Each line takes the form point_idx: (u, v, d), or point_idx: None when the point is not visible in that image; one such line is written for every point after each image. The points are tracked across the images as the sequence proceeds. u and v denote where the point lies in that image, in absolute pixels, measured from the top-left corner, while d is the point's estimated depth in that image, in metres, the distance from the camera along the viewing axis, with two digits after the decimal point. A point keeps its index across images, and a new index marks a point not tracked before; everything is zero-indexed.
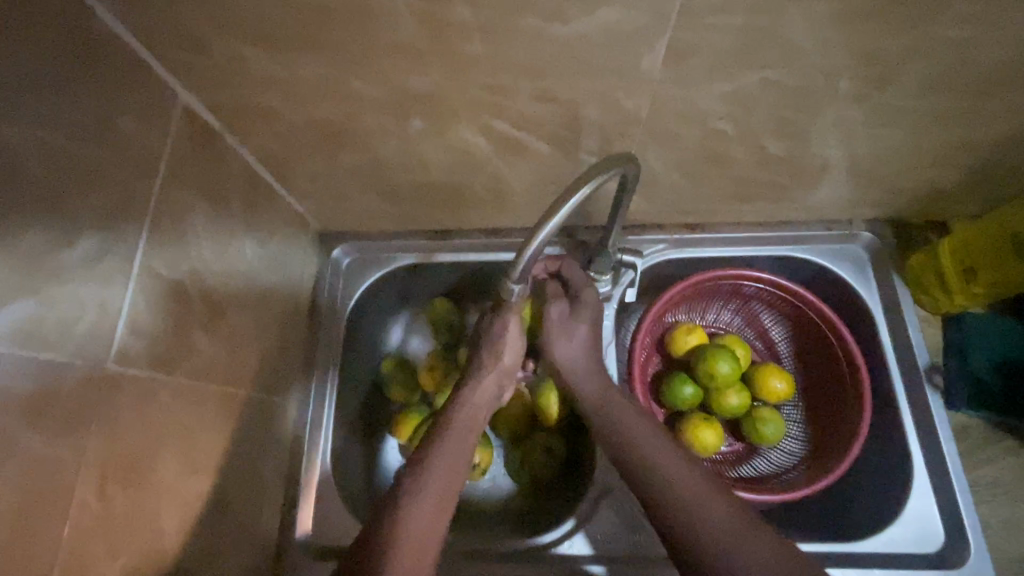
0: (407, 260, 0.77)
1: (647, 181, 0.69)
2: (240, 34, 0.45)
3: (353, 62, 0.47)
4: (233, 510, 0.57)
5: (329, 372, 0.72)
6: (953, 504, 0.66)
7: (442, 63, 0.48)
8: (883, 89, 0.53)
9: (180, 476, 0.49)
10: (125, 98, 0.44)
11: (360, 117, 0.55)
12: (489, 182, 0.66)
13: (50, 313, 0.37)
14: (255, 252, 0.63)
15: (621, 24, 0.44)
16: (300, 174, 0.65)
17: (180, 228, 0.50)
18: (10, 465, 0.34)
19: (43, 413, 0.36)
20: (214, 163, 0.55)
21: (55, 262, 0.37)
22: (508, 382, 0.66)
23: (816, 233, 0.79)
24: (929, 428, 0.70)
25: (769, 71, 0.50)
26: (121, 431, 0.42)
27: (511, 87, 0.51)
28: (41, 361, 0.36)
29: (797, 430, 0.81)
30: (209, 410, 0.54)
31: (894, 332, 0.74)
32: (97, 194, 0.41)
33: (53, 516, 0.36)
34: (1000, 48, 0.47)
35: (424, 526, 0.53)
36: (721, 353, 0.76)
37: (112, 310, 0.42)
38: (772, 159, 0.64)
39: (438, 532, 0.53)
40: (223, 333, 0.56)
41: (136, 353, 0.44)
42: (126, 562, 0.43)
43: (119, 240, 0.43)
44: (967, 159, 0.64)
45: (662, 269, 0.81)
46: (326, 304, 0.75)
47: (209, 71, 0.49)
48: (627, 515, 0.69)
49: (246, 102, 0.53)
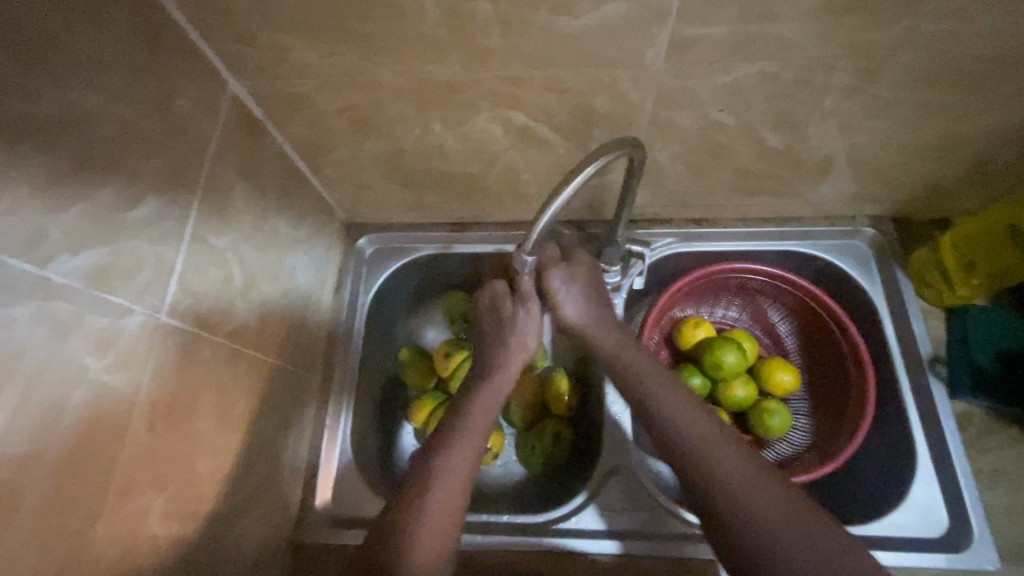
0: (427, 249, 0.82)
1: (654, 174, 0.73)
2: (284, 26, 0.50)
3: (384, 53, 0.53)
4: (261, 472, 0.61)
5: (350, 350, 0.76)
6: (956, 491, 0.67)
7: (463, 55, 0.53)
8: (874, 83, 0.56)
9: (215, 428, 0.53)
10: (184, 84, 0.50)
11: (386, 107, 0.60)
12: (504, 172, 0.71)
13: (115, 260, 0.42)
14: (287, 232, 0.68)
15: (625, 18, 0.49)
16: (330, 163, 0.70)
17: (223, 202, 0.55)
18: (78, 389, 0.38)
19: (107, 348, 0.40)
20: (256, 149, 0.61)
21: (123, 219, 0.42)
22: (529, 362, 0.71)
23: (820, 228, 0.82)
24: (933, 416, 0.71)
25: (763, 64, 0.54)
26: (168, 376, 0.47)
27: (525, 78, 0.55)
28: (108, 302, 0.41)
29: (803, 423, 0.83)
30: (242, 372, 0.58)
31: (897, 324, 0.76)
32: (156, 161, 0.46)
33: (112, 441, 0.41)
34: (979, 42, 0.51)
35: (438, 523, 0.55)
36: (728, 345, 0.78)
37: (166, 267, 0.47)
38: (773, 152, 0.67)
39: (452, 529, 0.56)
40: (257, 304, 0.61)
41: (183, 308, 0.49)
42: (166, 498, 0.47)
43: (174, 205, 0.48)
44: (962, 152, 0.67)
45: (669, 262, 0.84)
46: (350, 289, 0.80)
47: (256, 63, 0.55)
48: (632, 493, 0.71)
49: (287, 93, 0.59)
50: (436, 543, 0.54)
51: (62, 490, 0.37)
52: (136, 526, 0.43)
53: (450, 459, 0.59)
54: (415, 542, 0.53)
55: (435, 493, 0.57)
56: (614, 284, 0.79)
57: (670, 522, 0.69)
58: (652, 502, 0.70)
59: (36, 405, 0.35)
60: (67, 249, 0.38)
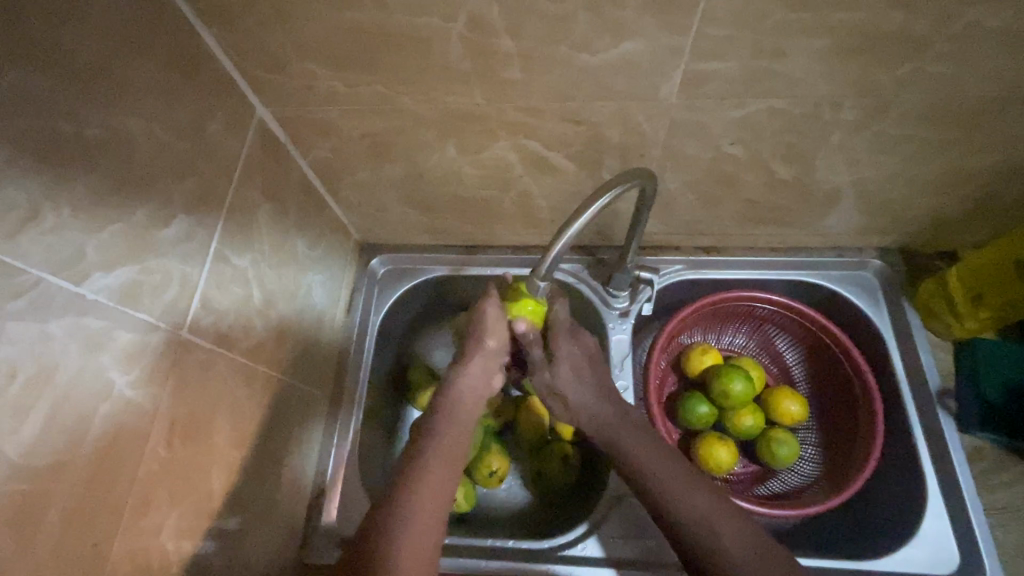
0: (438, 271, 0.83)
1: (664, 203, 0.74)
2: (314, 57, 0.53)
3: (408, 84, 0.55)
4: (270, 490, 0.61)
5: (359, 370, 0.77)
6: (966, 526, 0.67)
7: (484, 86, 0.55)
8: (881, 120, 0.58)
9: (228, 445, 0.54)
10: (214, 109, 0.52)
11: (407, 133, 0.62)
12: (517, 198, 0.72)
13: (145, 278, 0.43)
14: (304, 252, 0.69)
15: (641, 56, 0.51)
16: (348, 185, 0.72)
17: (245, 222, 0.57)
18: (105, 403, 0.39)
19: (134, 363, 0.41)
20: (278, 170, 0.63)
21: (154, 238, 0.44)
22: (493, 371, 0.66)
23: (828, 258, 0.82)
24: (943, 450, 0.70)
25: (774, 100, 0.55)
26: (189, 391, 0.48)
27: (543, 110, 0.57)
28: (137, 318, 0.42)
29: (810, 452, 0.83)
30: (256, 390, 0.58)
31: (905, 354, 0.76)
32: (186, 182, 0.47)
33: (132, 455, 0.41)
34: (984, 84, 0.53)
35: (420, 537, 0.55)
36: (736, 372, 0.79)
37: (190, 284, 0.48)
38: (782, 184, 0.69)
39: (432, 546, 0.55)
40: (273, 322, 0.62)
41: (205, 325, 0.50)
42: (179, 515, 0.47)
43: (201, 225, 0.49)
44: (968, 188, 0.68)
45: (678, 289, 0.85)
46: (361, 308, 0.81)
47: (284, 90, 0.57)
48: (638, 520, 0.71)
49: (312, 119, 0.61)
50: (418, 556, 0.53)
51: (88, 501, 0.37)
52: (151, 541, 0.44)
53: (428, 476, 0.59)
54: (395, 559, 0.52)
55: (415, 507, 0.56)
56: (622, 309, 0.81)
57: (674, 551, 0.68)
58: (658, 530, 0.70)
59: (66, 418, 0.36)
60: (101, 266, 0.39)
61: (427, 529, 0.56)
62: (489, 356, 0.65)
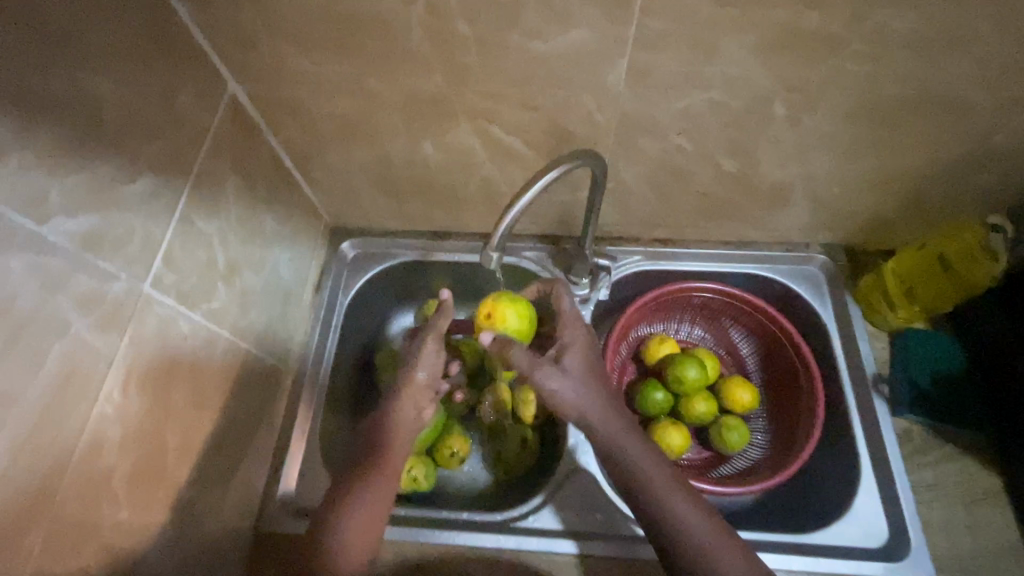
0: (406, 256, 0.86)
1: (621, 195, 0.78)
2: (283, 35, 0.56)
3: (372, 65, 0.58)
4: (226, 455, 0.62)
5: (325, 347, 0.79)
6: (895, 502, 0.70)
7: (443, 70, 0.58)
8: (812, 117, 0.62)
9: (185, 403, 0.55)
10: (186, 79, 0.54)
11: (372, 114, 0.65)
12: (481, 184, 0.75)
13: (108, 229, 0.45)
14: (272, 227, 0.71)
15: (588, 46, 0.55)
16: (318, 166, 0.75)
17: (213, 191, 0.59)
18: (60, 341, 0.41)
19: (92, 307, 0.43)
20: (249, 146, 0.65)
21: (118, 192, 0.46)
22: (425, 402, 0.66)
23: (778, 253, 0.87)
24: (876, 431, 0.74)
25: (713, 93, 0.60)
26: (146, 345, 0.49)
27: (500, 95, 0.61)
28: (98, 266, 0.44)
29: (760, 438, 0.87)
30: (217, 354, 0.60)
31: (845, 343, 0.81)
32: (154, 144, 0.50)
33: (85, 396, 0.43)
34: (900, 84, 0.58)
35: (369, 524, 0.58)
36: (690, 360, 0.83)
37: (154, 240, 0.50)
38: (729, 177, 0.73)
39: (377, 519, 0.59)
40: (238, 291, 0.64)
41: (166, 282, 0.52)
42: (130, 463, 0.48)
43: (167, 186, 0.52)
44: (899, 186, 0.73)
45: (637, 279, 0.88)
46: (330, 289, 0.84)
47: (255, 67, 0.59)
48: (590, 495, 0.73)
49: (282, 98, 0.63)
50: (369, 526, 0.58)
51: (38, 434, 0.39)
52: (101, 483, 0.45)
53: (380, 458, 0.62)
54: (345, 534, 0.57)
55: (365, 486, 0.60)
56: (583, 295, 0.84)
57: (622, 524, 0.71)
58: (608, 504, 0.72)
59: (20, 349, 0.38)
60: (63, 211, 0.41)
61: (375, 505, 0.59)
62: (418, 387, 0.65)
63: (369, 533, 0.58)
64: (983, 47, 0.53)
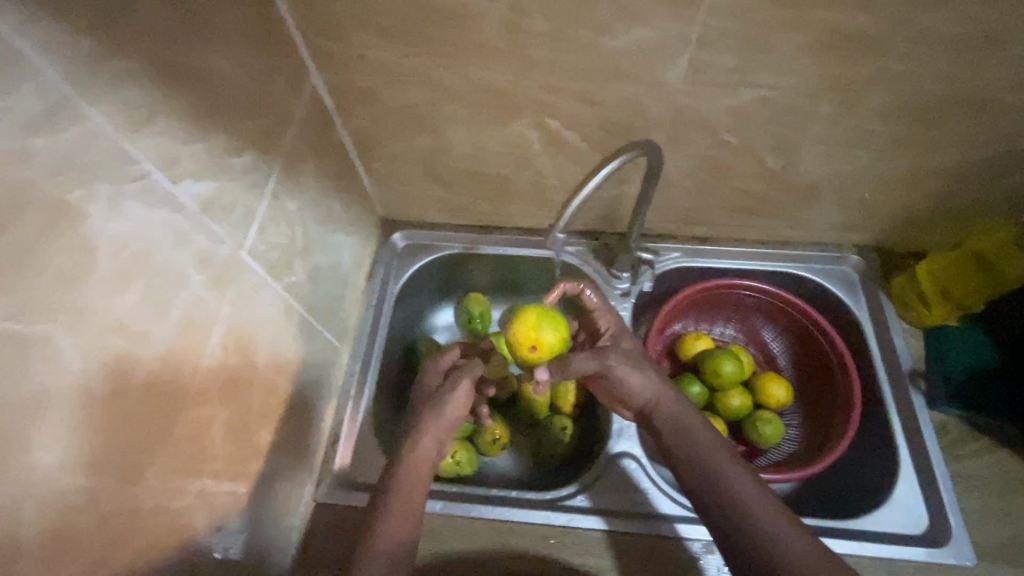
0: (453, 248, 0.90)
1: (666, 190, 0.82)
2: (371, 28, 0.60)
3: (449, 58, 0.63)
4: (294, 423, 0.65)
5: (377, 332, 0.83)
6: (934, 490, 0.72)
7: (514, 64, 0.62)
8: (855, 116, 0.66)
9: (267, 368, 0.58)
10: (284, 67, 0.59)
11: (441, 106, 0.69)
12: (533, 177, 0.79)
13: (221, 195, 0.49)
14: (338, 212, 0.75)
15: (652, 43, 0.59)
16: (381, 157, 0.79)
17: (295, 172, 0.63)
18: (184, 293, 0.44)
19: (207, 266, 0.47)
20: (324, 133, 0.70)
21: (231, 163, 0.50)
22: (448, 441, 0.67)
23: (812, 253, 0.90)
24: (914, 423, 0.76)
25: (764, 91, 0.64)
26: (242, 308, 0.53)
27: (563, 90, 0.65)
28: (213, 228, 0.48)
29: (793, 433, 0.89)
30: (292, 326, 0.64)
31: (880, 339, 0.83)
32: (257, 122, 0.54)
33: (198, 346, 0.46)
34: (943, 83, 0.62)
35: (404, 504, 0.61)
36: (727, 355, 0.85)
37: (253, 211, 0.54)
38: (771, 174, 0.77)
39: (415, 517, 0.60)
40: (310, 269, 0.68)
41: (258, 251, 0.56)
42: (226, 415, 0.52)
43: (265, 163, 0.56)
44: (935, 186, 0.77)
45: (675, 275, 0.91)
46: (381, 277, 0.87)
47: (340, 60, 0.64)
48: (634, 477, 0.75)
49: (359, 89, 0.68)
50: (405, 526, 0.59)
51: (164, 375, 0.43)
52: (204, 431, 0.48)
53: (420, 459, 0.64)
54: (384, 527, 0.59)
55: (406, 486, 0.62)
56: (624, 289, 0.87)
57: (662, 506, 0.73)
58: (650, 487, 0.74)
59: (157, 295, 0.41)
60: (191, 174, 0.45)
61: (410, 507, 0.61)
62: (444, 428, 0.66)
63: (405, 530, 0.59)
64: (1022, 50, 0.57)
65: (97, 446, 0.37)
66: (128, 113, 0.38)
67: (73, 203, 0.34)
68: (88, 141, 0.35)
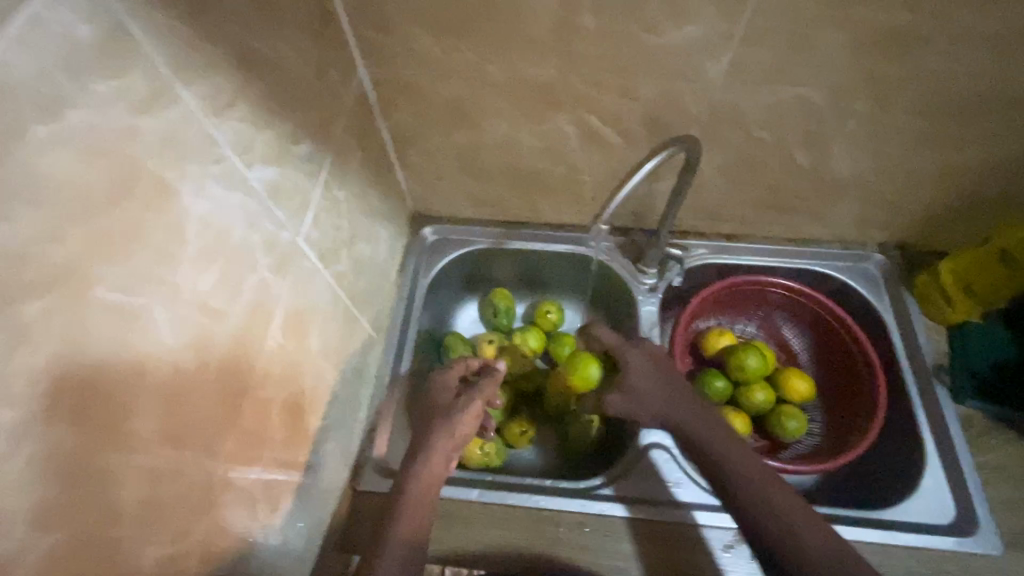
0: (483, 242, 0.91)
1: (696, 186, 0.83)
2: (423, 23, 0.62)
3: (496, 53, 0.64)
4: (336, 409, 0.66)
5: (409, 323, 0.84)
6: (961, 481, 0.73)
7: (560, 59, 0.64)
8: (888, 114, 0.68)
9: (316, 353, 0.60)
10: (337, 60, 0.60)
11: (482, 100, 0.71)
12: (567, 172, 0.81)
13: (285, 182, 0.50)
14: (377, 204, 0.77)
15: (697, 39, 0.61)
16: (417, 151, 0.81)
17: (343, 163, 0.64)
18: (253, 275, 0.46)
19: (272, 250, 0.49)
20: (367, 126, 0.71)
21: (293, 151, 0.52)
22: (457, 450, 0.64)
23: (835, 251, 0.92)
24: (939, 416, 0.78)
25: (801, 88, 0.65)
26: (298, 293, 0.54)
27: (604, 85, 0.67)
28: (278, 213, 0.50)
29: (815, 428, 0.90)
30: (338, 314, 0.65)
31: (904, 335, 0.85)
32: (315, 112, 0.55)
33: (261, 329, 0.47)
34: (976, 82, 0.63)
35: (416, 510, 0.59)
36: (751, 350, 0.86)
37: (309, 199, 0.56)
38: (801, 171, 0.78)
39: (424, 526, 0.59)
40: (353, 259, 0.69)
41: (312, 239, 0.57)
42: (283, 398, 0.53)
43: (319, 152, 0.57)
44: (960, 185, 0.78)
45: (701, 271, 0.93)
46: (413, 269, 0.89)
47: (388, 53, 0.66)
48: (669, 466, 0.74)
49: (404, 83, 0.70)
50: (415, 532, 0.58)
51: (234, 354, 0.44)
52: (265, 411, 0.49)
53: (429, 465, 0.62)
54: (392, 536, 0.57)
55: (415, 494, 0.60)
56: (652, 285, 0.87)
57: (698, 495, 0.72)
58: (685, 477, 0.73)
59: (232, 275, 0.43)
60: (262, 159, 0.46)
61: (420, 514, 0.59)
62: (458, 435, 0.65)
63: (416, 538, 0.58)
64: None
65: (182, 419, 0.38)
66: (214, 96, 0.39)
67: (170, 181, 0.35)
68: (181, 121, 0.36)
